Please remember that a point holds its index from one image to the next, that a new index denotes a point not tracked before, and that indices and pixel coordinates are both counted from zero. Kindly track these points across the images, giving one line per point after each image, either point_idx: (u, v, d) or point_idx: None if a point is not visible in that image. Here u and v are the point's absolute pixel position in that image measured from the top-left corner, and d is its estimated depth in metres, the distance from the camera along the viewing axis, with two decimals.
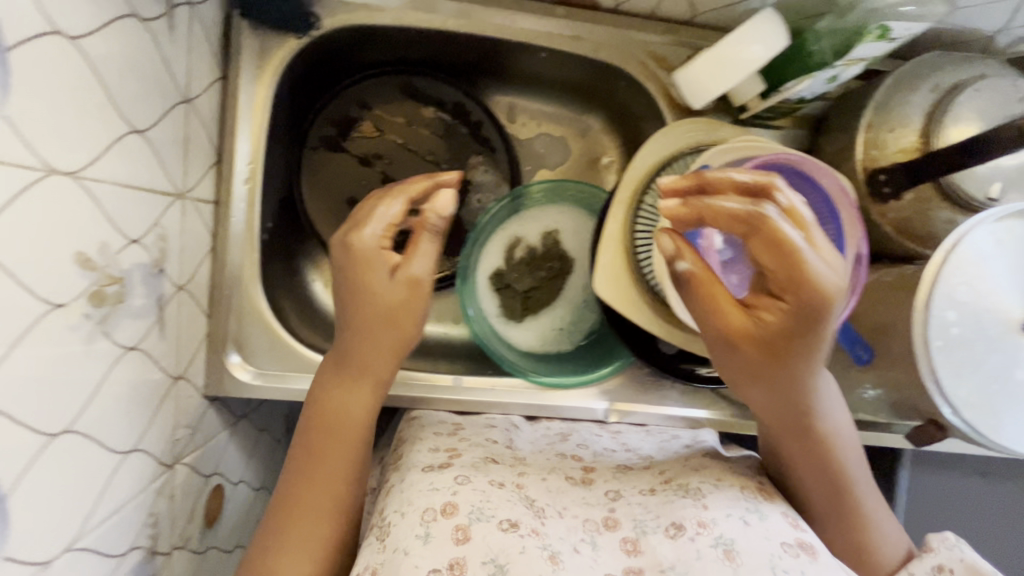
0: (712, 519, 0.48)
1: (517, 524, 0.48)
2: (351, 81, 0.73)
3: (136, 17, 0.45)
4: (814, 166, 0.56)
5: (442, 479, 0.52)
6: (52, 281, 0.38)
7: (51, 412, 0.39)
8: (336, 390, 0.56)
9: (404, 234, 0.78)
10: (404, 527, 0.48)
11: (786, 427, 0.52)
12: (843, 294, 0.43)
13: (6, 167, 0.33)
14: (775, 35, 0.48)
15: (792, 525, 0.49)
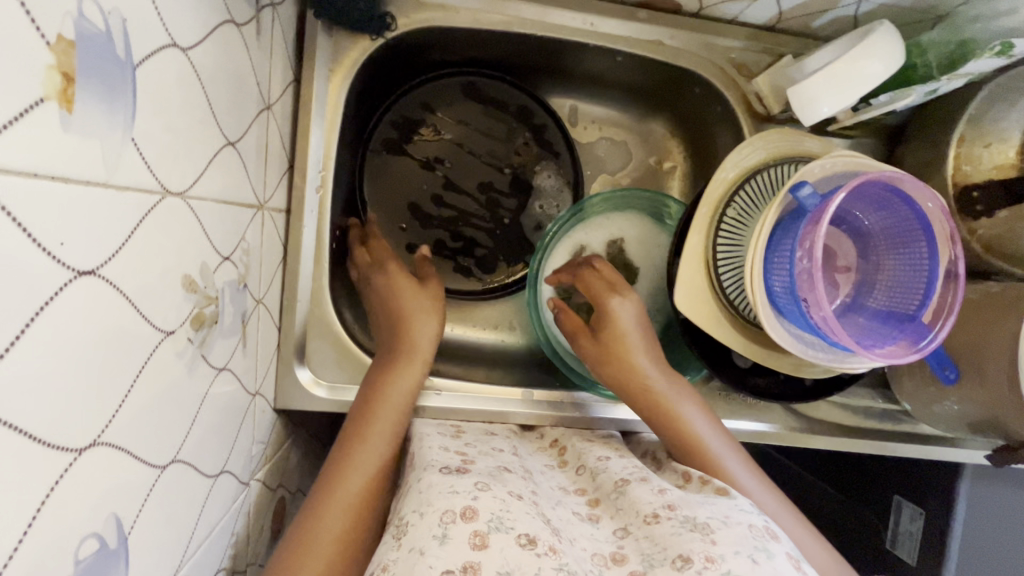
0: (721, 555, 0.43)
1: (536, 540, 0.44)
2: (415, 83, 0.71)
3: (231, 23, 0.43)
4: (913, 182, 0.53)
5: (462, 483, 0.49)
6: (165, 309, 0.36)
7: (163, 444, 0.37)
8: (393, 371, 0.59)
9: (463, 240, 0.76)
10: (421, 528, 0.45)
11: (651, 409, 0.60)
12: (615, 300, 0.63)
13: (132, 192, 0.31)
14: (897, 55, 0.48)
15: (796, 568, 0.44)
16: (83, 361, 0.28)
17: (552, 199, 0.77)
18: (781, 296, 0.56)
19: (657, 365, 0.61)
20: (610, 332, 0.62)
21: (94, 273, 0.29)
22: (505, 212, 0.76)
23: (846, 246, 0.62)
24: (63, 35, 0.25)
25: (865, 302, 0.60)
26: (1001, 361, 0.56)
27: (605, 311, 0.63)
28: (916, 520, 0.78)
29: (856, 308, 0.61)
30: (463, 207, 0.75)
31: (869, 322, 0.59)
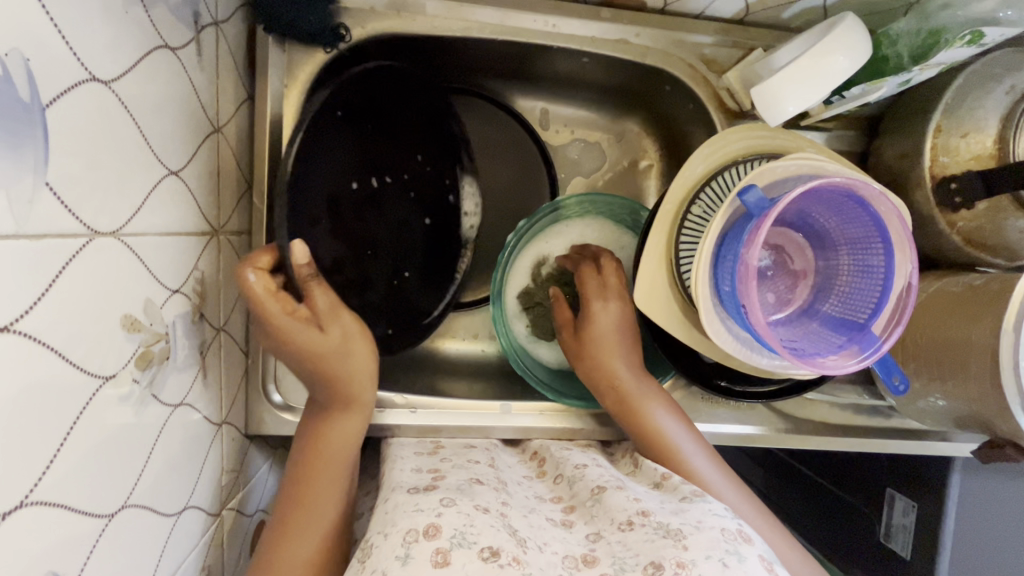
0: (692, 560, 0.43)
1: (499, 553, 0.43)
2: (375, 76, 0.59)
3: (164, 48, 0.41)
4: (868, 189, 0.51)
5: (427, 501, 0.48)
6: (103, 354, 0.35)
7: (109, 492, 0.36)
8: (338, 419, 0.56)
9: (360, 273, 0.62)
10: (383, 550, 0.44)
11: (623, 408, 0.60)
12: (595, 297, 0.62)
13: (51, 239, 0.30)
14: (863, 45, 0.46)
15: (766, 570, 0.44)
16: (0, 423, 0.27)
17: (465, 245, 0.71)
18: (730, 301, 0.56)
19: (632, 364, 0.61)
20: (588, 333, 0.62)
21: (6, 329, 0.27)
22: (406, 258, 0.66)
23: (804, 255, 0.62)
24: None
25: (821, 308, 0.60)
26: (983, 357, 0.54)
27: (591, 312, 0.63)
28: (909, 513, 0.77)
29: (812, 313, 0.61)
30: (372, 234, 0.63)
31: (821, 329, 0.59)
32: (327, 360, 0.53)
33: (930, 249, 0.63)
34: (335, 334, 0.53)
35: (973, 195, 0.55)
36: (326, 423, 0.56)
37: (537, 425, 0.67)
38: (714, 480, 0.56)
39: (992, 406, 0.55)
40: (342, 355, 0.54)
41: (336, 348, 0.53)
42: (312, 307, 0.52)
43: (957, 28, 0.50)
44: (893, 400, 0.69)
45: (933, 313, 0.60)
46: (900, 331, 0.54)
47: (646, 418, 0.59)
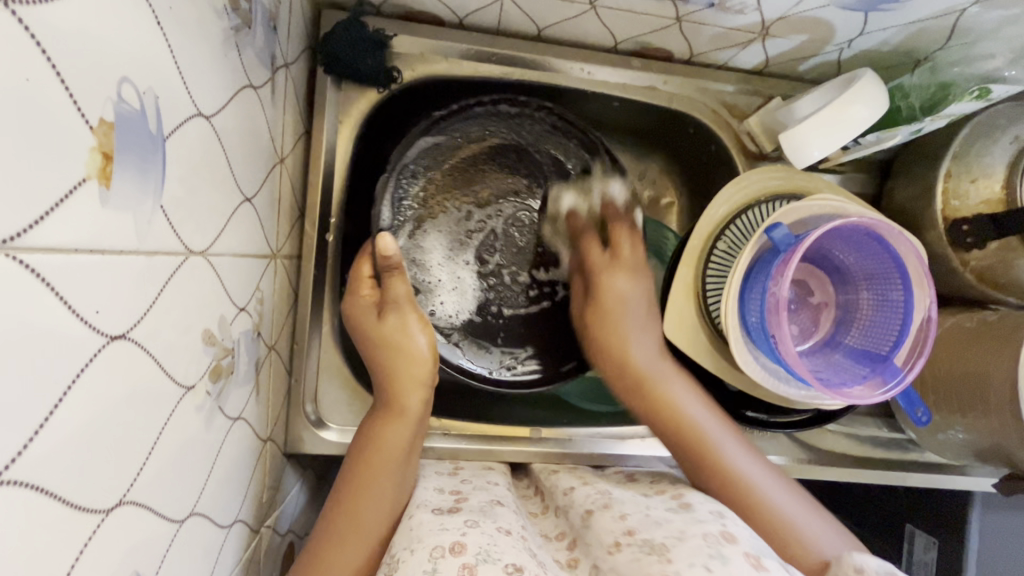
0: (677, 571, 0.43)
1: (523, 569, 0.43)
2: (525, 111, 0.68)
3: (249, 87, 0.45)
4: (890, 227, 0.55)
5: (453, 521, 0.48)
6: (187, 364, 0.37)
7: (181, 498, 0.38)
8: (384, 425, 0.56)
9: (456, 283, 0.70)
10: (411, 565, 0.44)
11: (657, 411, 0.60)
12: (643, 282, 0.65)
13: (160, 256, 0.33)
14: (880, 99, 0.50)
15: (754, 566, 0.43)
16: (110, 422, 0.29)
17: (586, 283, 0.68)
18: (757, 333, 0.58)
19: (645, 340, 0.63)
20: (606, 321, 0.63)
21: (124, 336, 0.30)
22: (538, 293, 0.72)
23: (826, 286, 0.65)
24: (105, 118, 0.27)
25: (842, 339, 0.63)
26: (1002, 392, 0.56)
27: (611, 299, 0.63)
28: (931, 549, 0.77)
29: (834, 345, 0.63)
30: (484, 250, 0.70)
31: (844, 360, 0.62)
32: (389, 343, 0.58)
33: (945, 286, 0.66)
34: (390, 321, 0.58)
35: (984, 236, 0.59)
36: (377, 427, 0.56)
37: (565, 450, 0.68)
38: (756, 473, 0.56)
39: (1011, 438, 0.56)
40: (402, 352, 0.58)
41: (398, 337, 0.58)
42: (387, 293, 0.59)
43: (964, 83, 0.54)
44: (912, 432, 0.70)
45: (950, 347, 0.62)
46: (923, 363, 0.56)
47: (660, 400, 0.60)
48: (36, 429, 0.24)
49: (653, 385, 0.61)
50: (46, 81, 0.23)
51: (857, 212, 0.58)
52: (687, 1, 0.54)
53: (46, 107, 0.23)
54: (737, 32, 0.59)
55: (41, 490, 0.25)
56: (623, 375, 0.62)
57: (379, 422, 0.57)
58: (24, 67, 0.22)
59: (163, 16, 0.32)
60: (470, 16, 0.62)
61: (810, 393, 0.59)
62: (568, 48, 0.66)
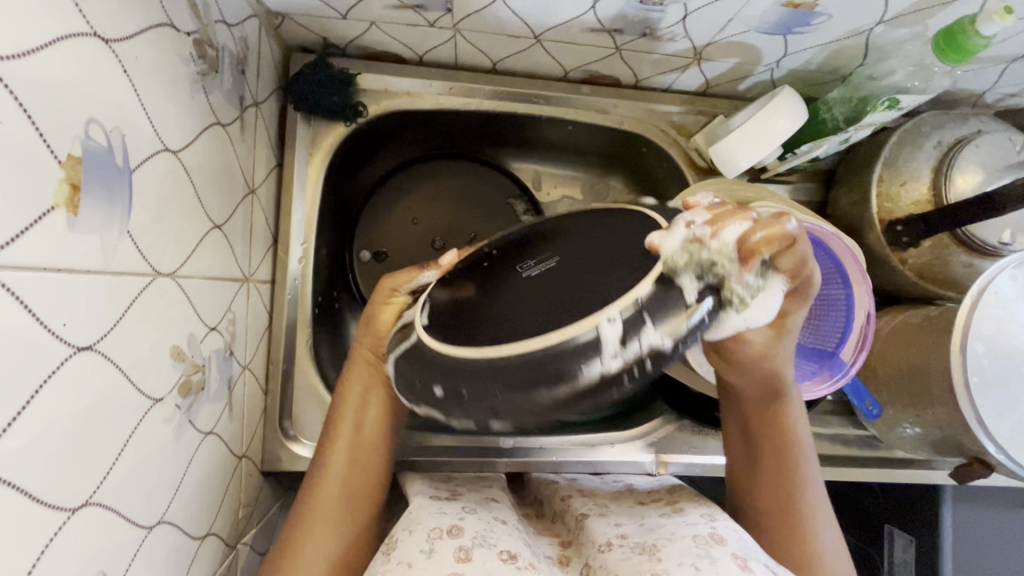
0: (666, 569, 0.45)
1: (516, 556, 0.47)
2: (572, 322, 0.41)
3: (217, 124, 0.49)
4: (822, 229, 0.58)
5: (451, 507, 0.52)
6: (155, 378, 0.40)
7: (150, 505, 0.40)
8: (353, 399, 0.57)
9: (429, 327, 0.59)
10: (409, 543, 0.47)
11: (761, 420, 0.56)
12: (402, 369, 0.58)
13: (126, 276, 0.36)
14: (800, 110, 0.55)
15: (740, 567, 0.44)
16: (74, 429, 0.32)
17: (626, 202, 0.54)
18: None
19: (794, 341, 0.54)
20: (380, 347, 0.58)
21: (91, 347, 0.33)
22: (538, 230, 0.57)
23: None
24: (72, 153, 0.31)
25: None
26: (942, 383, 0.58)
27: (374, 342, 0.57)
28: (909, 548, 0.77)
29: None
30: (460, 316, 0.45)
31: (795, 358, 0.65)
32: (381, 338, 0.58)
33: (892, 285, 0.70)
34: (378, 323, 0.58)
35: (918, 235, 0.62)
36: (342, 411, 0.57)
37: (537, 459, 0.70)
38: (814, 487, 0.55)
39: (957, 427, 0.58)
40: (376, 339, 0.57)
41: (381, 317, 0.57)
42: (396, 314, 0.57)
43: (881, 95, 0.59)
44: (874, 429, 0.72)
45: (897, 343, 0.65)
46: (867, 355, 0.59)
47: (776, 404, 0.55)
48: (3, 428, 0.27)
49: (778, 405, 0.55)
50: (19, 123, 0.27)
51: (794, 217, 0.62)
52: (620, 32, 0.59)
53: (18, 144, 0.27)
54: (673, 58, 0.64)
55: (8, 484, 0.27)
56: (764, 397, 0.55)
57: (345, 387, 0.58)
58: (0, 112, 0.26)
59: (129, 65, 0.36)
60: (428, 54, 0.67)
61: None
62: (522, 78, 0.71)
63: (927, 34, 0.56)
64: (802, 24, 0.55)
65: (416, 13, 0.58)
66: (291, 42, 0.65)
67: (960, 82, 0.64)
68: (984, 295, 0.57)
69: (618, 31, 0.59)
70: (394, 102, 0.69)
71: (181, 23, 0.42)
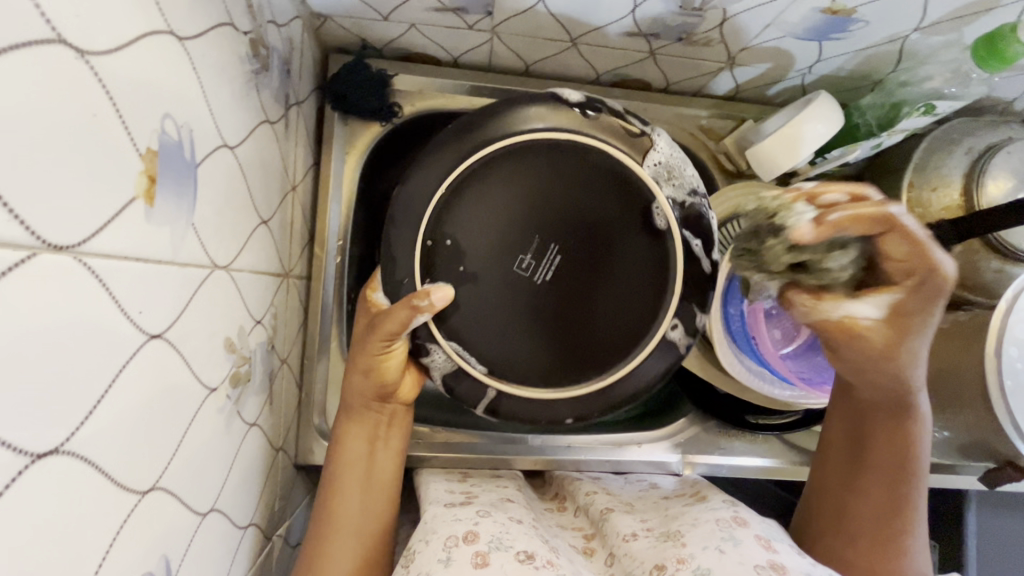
0: (690, 554, 0.45)
1: (533, 556, 0.46)
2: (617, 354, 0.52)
3: (266, 122, 0.50)
4: None
5: (464, 512, 0.52)
6: (211, 368, 0.41)
7: (204, 492, 0.41)
8: (350, 437, 0.57)
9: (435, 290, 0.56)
10: (427, 553, 0.48)
11: (880, 432, 0.54)
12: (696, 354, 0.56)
13: (189, 267, 0.37)
14: (836, 114, 0.56)
15: (764, 547, 0.45)
16: (145, 413, 0.33)
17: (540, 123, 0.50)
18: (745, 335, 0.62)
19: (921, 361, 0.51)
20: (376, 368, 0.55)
21: (161, 336, 0.34)
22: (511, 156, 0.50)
23: None
24: (151, 146, 0.32)
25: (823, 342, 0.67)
26: (975, 387, 0.59)
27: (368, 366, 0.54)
28: (932, 553, 0.77)
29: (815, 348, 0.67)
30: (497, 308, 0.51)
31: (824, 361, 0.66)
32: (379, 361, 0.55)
33: None
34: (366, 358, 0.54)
35: (949, 240, 0.62)
36: (343, 427, 0.58)
37: (564, 458, 0.70)
38: (918, 498, 0.54)
39: (990, 431, 0.59)
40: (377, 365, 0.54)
41: (377, 359, 0.53)
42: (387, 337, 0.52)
43: (914, 100, 0.59)
44: None
45: None
46: None
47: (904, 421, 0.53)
48: (89, 411, 0.28)
49: (900, 418, 0.53)
50: (109, 115, 0.28)
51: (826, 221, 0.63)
52: (657, 35, 0.60)
53: (108, 137, 0.28)
54: (706, 62, 0.65)
55: (91, 464, 0.28)
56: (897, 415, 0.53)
57: (342, 425, 0.58)
58: (94, 106, 0.27)
59: (198, 62, 0.37)
60: (463, 55, 0.68)
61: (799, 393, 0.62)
62: (554, 81, 0.72)
63: (963, 40, 0.56)
64: (839, 30, 0.56)
65: (457, 16, 0.59)
66: (330, 43, 0.66)
67: (993, 89, 0.64)
68: (1019, 300, 0.57)
69: (654, 35, 0.60)
70: (428, 104, 0.69)
71: (239, 23, 0.44)
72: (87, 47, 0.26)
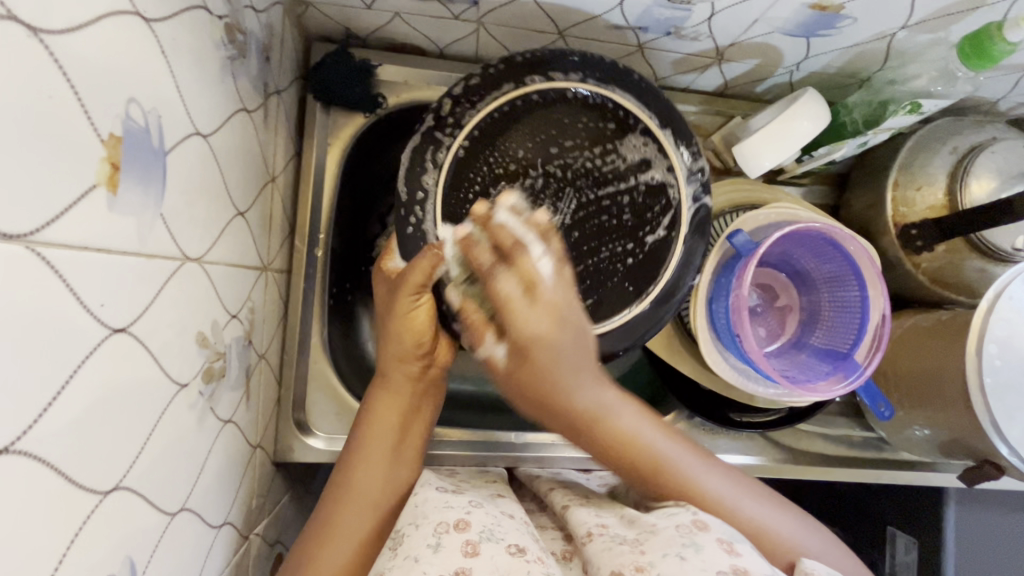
0: (650, 562, 0.44)
1: (524, 550, 0.46)
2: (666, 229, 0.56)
3: (242, 110, 0.49)
4: (843, 232, 0.58)
5: (457, 499, 0.51)
6: (182, 363, 0.40)
7: (173, 491, 0.40)
8: (382, 404, 0.57)
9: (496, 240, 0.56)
10: (416, 537, 0.47)
11: (587, 440, 0.55)
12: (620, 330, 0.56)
13: (157, 259, 0.36)
14: (823, 113, 0.55)
15: (727, 552, 0.44)
16: (106, 411, 0.31)
17: (461, 109, 0.54)
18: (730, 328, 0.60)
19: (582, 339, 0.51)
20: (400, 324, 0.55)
21: (124, 331, 0.33)
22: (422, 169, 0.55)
23: (788, 288, 0.69)
24: (113, 132, 0.30)
25: (808, 340, 0.67)
26: (955, 386, 0.59)
27: (409, 320, 0.54)
28: (911, 550, 0.78)
29: (800, 346, 0.67)
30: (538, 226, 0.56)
31: (809, 359, 0.66)
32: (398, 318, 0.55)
33: (904, 288, 0.70)
34: (401, 313, 0.54)
35: (933, 239, 0.63)
36: (377, 398, 0.57)
37: (547, 454, 0.70)
38: (702, 477, 0.54)
39: (969, 430, 0.59)
40: (403, 318, 0.54)
41: (407, 317, 0.54)
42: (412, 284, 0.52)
43: (900, 100, 0.59)
44: (882, 431, 0.73)
45: (910, 345, 0.66)
46: (882, 357, 0.59)
47: (594, 419, 0.54)
48: (41, 410, 0.26)
49: (597, 421, 0.54)
50: (65, 98, 0.27)
51: (811, 220, 0.62)
52: (646, 30, 0.59)
53: (65, 123, 0.27)
54: (695, 57, 0.64)
55: (46, 464, 0.27)
56: (589, 430, 0.54)
57: (376, 394, 0.58)
58: (49, 88, 0.26)
59: (166, 46, 0.36)
60: (449, 46, 0.67)
61: (782, 393, 0.62)
62: None
63: (951, 39, 0.56)
64: (828, 26, 0.55)
65: (442, 5, 0.57)
66: (312, 31, 0.65)
67: (980, 89, 0.64)
68: (1000, 301, 0.57)
69: (642, 29, 0.59)
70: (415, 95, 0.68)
71: (213, 7, 0.42)
72: (40, 25, 0.25)
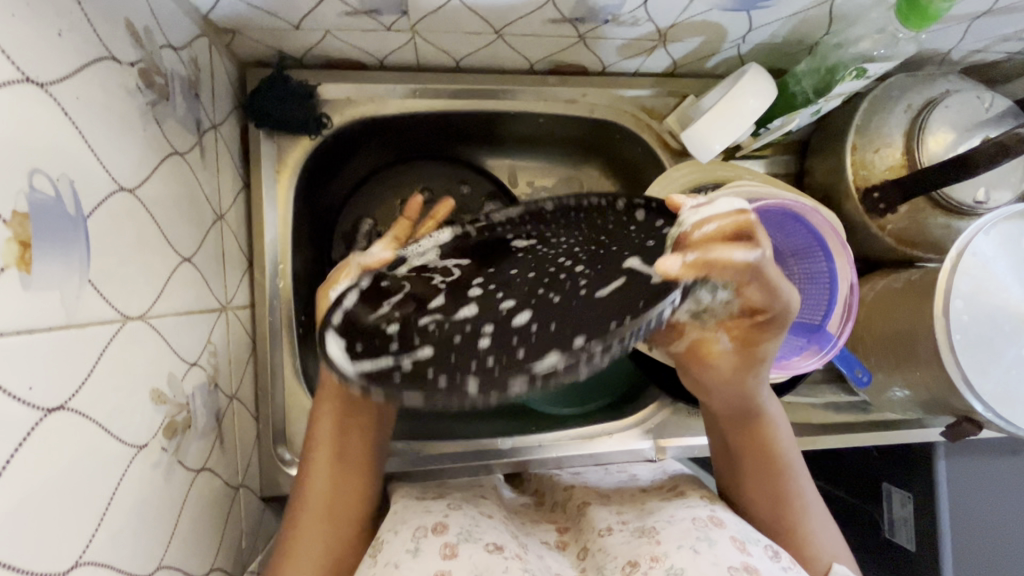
0: (665, 552, 0.45)
1: (502, 547, 0.46)
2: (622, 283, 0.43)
3: (174, 154, 0.47)
4: (805, 205, 0.57)
5: (436, 504, 0.52)
6: (137, 425, 0.39)
7: (145, 553, 0.39)
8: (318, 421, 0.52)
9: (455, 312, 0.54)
10: (394, 544, 0.47)
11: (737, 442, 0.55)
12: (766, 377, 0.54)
13: (91, 326, 0.35)
14: (769, 88, 0.54)
15: (739, 549, 0.45)
16: (52, 491, 0.31)
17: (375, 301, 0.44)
18: None
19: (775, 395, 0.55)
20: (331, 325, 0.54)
21: (62, 408, 0.32)
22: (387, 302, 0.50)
23: None
24: (17, 210, 0.29)
25: None
26: (928, 346, 0.59)
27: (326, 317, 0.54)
28: (907, 504, 0.78)
29: None
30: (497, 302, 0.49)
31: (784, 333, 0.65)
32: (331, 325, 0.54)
33: (873, 251, 0.70)
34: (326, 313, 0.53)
35: (894, 201, 0.62)
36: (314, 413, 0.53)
37: (531, 457, 0.70)
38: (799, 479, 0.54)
39: (945, 388, 0.59)
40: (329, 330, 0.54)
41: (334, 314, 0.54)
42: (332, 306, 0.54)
43: (848, 64, 0.58)
44: (865, 394, 0.73)
45: (882, 309, 0.65)
46: (854, 326, 0.59)
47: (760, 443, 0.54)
48: None
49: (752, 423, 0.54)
50: None
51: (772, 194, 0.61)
52: (584, 20, 0.58)
53: None
54: (638, 41, 0.63)
55: None
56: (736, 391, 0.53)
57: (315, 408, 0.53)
58: None
59: (70, 107, 0.34)
60: (388, 57, 0.65)
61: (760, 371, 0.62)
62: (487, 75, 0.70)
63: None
64: None
65: (371, 18, 0.56)
66: (245, 57, 0.63)
67: (929, 43, 0.63)
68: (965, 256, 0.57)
69: (580, 20, 0.58)
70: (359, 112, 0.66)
71: (122, 55, 0.41)
72: None
